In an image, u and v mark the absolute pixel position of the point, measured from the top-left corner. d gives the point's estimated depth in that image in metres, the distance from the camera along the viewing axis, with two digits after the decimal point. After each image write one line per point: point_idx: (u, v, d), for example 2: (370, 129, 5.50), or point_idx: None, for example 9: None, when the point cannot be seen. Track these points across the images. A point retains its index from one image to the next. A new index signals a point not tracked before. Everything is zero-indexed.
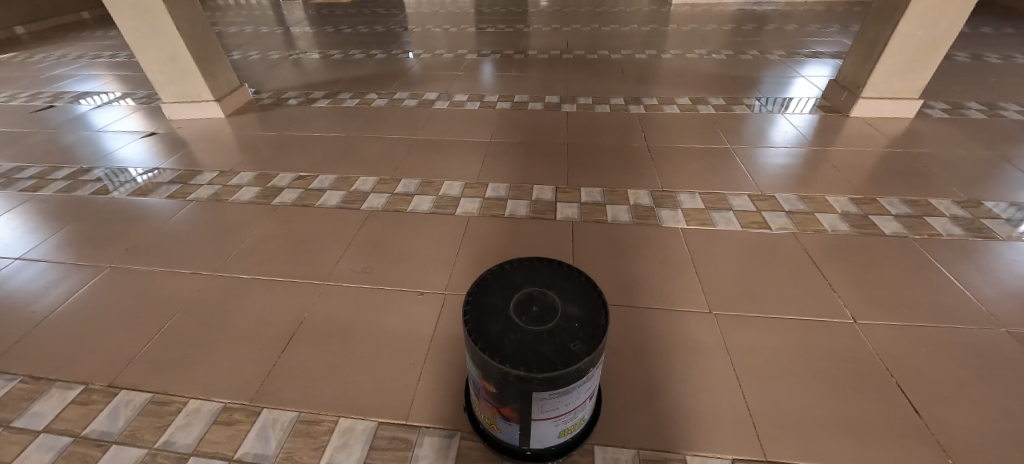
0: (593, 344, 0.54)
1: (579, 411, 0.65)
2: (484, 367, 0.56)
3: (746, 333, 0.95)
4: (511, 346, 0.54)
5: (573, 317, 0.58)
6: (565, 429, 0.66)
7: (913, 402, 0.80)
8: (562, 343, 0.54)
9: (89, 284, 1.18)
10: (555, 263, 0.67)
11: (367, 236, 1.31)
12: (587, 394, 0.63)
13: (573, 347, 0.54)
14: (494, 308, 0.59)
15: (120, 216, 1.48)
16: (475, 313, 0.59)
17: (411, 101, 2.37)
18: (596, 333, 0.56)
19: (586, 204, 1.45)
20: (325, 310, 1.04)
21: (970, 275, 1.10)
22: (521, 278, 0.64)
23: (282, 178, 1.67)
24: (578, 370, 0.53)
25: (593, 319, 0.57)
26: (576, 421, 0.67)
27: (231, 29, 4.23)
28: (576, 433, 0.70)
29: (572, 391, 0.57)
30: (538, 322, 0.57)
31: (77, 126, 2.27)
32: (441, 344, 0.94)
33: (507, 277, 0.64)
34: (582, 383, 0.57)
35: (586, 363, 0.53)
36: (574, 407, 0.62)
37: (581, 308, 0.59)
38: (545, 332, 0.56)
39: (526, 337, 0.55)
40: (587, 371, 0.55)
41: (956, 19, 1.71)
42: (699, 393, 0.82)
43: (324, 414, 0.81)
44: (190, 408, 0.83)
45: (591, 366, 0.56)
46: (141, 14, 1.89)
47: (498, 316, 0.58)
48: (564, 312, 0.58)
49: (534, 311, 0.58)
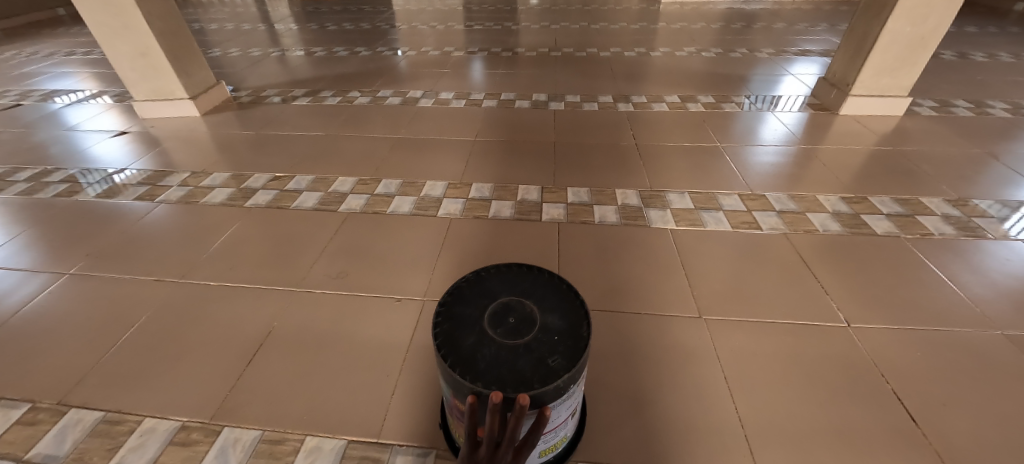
0: (574, 359, 0.50)
1: (562, 429, 0.61)
2: (456, 386, 0.51)
3: (736, 338, 0.92)
4: (484, 362, 0.49)
5: (553, 329, 0.53)
6: (547, 448, 0.62)
7: (910, 410, 0.77)
8: (540, 358, 0.50)
9: (44, 292, 1.10)
10: (534, 268, 0.63)
11: (343, 239, 1.25)
12: (569, 412, 0.58)
13: (552, 363, 0.49)
14: (467, 319, 0.55)
15: (84, 218, 1.40)
16: (447, 326, 0.54)
17: (395, 99, 2.31)
18: (579, 346, 0.52)
19: (573, 205, 1.40)
20: (295, 319, 0.98)
21: (965, 276, 1.07)
22: (498, 286, 0.59)
23: (257, 179, 1.60)
24: (557, 388, 0.49)
25: (574, 331, 0.53)
26: (558, 439, 0.62)
27: (213, 25, 4.13)
28: (560, 450, 0.67)
29: (558, 407, 0.53)
30: (516, 336, 0.52)
31: (46, 124, 2.18)
32: (418, 354, 0.89)
33: (484, 285, 0.60)
34: (563, 401, 0.54)
35: (565, 381, 0.49)
36: (555, 426, 0.58)
37: (562, 320, 0.55)
38: (523, 347, 0.51)
39: (501, 353, 0.50)
40: (568, 388, 0.51)
41: (945, 16, 1.70)
42: (689, 405, 0.79)
43: (289, 433, 0.75)
44: (145, 427, 0.77)
45: (573, 382, 0.52)
46: (110, 9, 1.81)
47: (472, 328, 0.53)
48: (544, 324, 0.54)
49: (510, 324, 0.53)
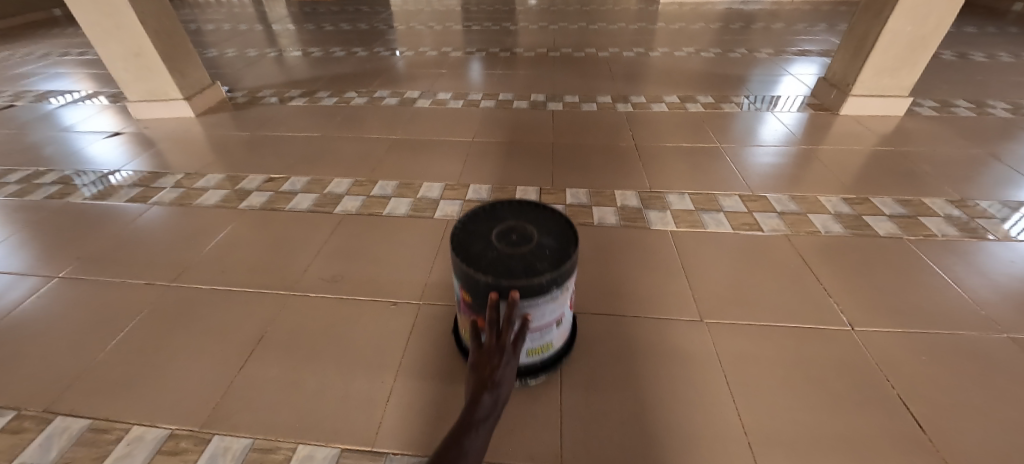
0: (559, 267, 0.58)
1: (548, 334, 0.70)
2: (462, 278, 0.61)
3: (738, 342, 0.90)
4: (485, 260, 0.58)
5: (547, 245, 0.61)
6: (534, 350, 0.72)
7: (917, 416, 0.75)
8: (531, 263, 0.58)
9: (33, 296, 1.08)
10: (550, 203, 0.68)
11: (338, 242, 1.23)
12: (555, 318, 0.68)
13: (539, 266, 0.57)
14: (478, 232, 0.64)
15: (75, 220, 1.38)
16: (461, 235, 0.64)
17: (392, 99, 2.29)
18: (567, 259, 0.59)
19: (572, 207, 1.38)
20: (288, 324, 0.96)
21: (969, 278, 1.06)
22: (509, 211, 0.68)
23: (251, 180, 1.58)
24: (541, 286, 0.57)
25: (565, 248, 0.61)
26: (545, 342, 0.72)
27: (209, 26, 4.11)
28: (547, 358, 0.77)
29: (543, 304, 0.62)
30: (515, 246, 0.61)
31: (39, 124, 2.15)
32: (413, 360, 0.87)
33: (498, 209, 0.68)
34: (548, 304, 0.63)
35: (549, 281, 0.58)
36: (541, 327, 0.67)
37: (557, 241, 0.62)
38: (518, 253, 0.59)
39: (500, 256, 0.59)
40: (552, 290, 0.59)
41: (945, 16, 1.69)
42: (691, 411, 0.77)
43: (281, 441, 0.73)
44: (132, 436, 0.75)
45: (557, 285, 0.60)
46: (102, 9, 1.79)
47: (480, 238, 0.62)
48: (541, 241, 0.62)
49: (513, 237, 0.62)
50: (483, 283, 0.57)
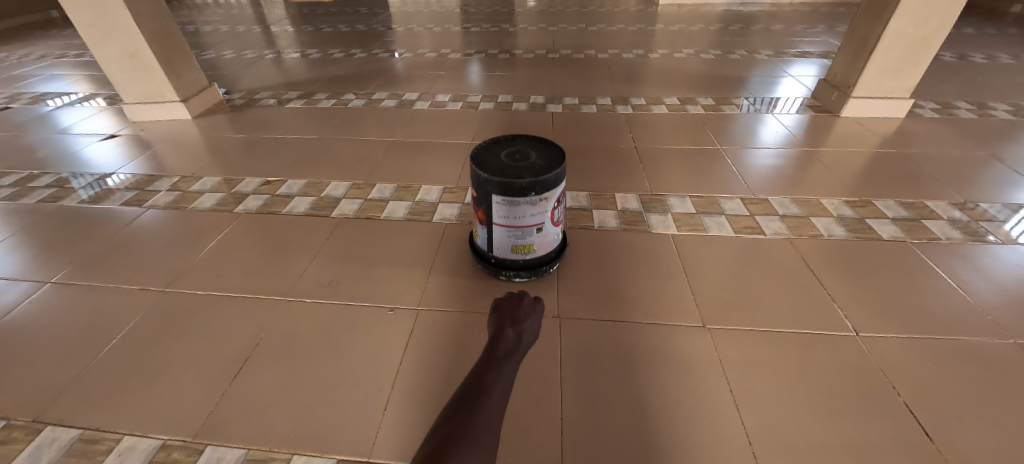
0: (537, 176, 0.86)
1: (530, 235, 0.98)
2: (475, 177, 0.93)
3: (741, 348, 0.89)
4: (491, 166, 0.90)
5: (536, 165, 0.90)
6: (519, 247, 1.00)
7: (925, 424, 0.74)
8: (519, 171, 0.88)
9: (24, 302, 1.06)
10: (551, 145, 0.98)
11: (335, 246, 1.22)
12: (536, 223, 0.95)
13: (523, 174, 0.87)
14: (495, 152, 0.96)
15: (68, 224, 1.36)
16: (484, 153, 0.96)
17: (391, 101, 2.27)
18: (544, 173, 0.87)
19: (572, 210, 1.37)
20: (284, 330, 0.95)
21: (974, 282, 1.05)
22: (521, 146, 0.99)
23: (247, 183, 1.56)
24: (521, 187, 0.86)
25: (547, 168, 0.89)
26: (528, 243, 0.99)
27: (207, 27, 4.09)
28: (529, 260, 1.03)
29: (522, 204, 0.90)
30: (514, 162, 0.91)
31: (34, 126, 2.13)
32: (411, 368, 0.85)
33: (514, 144, 0.99)
34: (528, 206, 0.91)
35: (526, 185, 0.86)
36: (524, 227, 0.95)
37: (545, 163, 0.91)
38: (514, 166, 0.89)
39: (501, 166, 0.90)
40: (529, 193, 0.88)
41: (947, 17, 1.68)
42: (693, 419, 0.75)
43: (276, 452, 0.71)
44: (123, 446, 0.73)
45: (534, 192, 0.88)
46: (97, 9, 1.77)
47: (494, 156, 0.94)
48: (533, 162, 0.91)
49: (515, 158, 0.93)
50: (485, 179, 0.89)
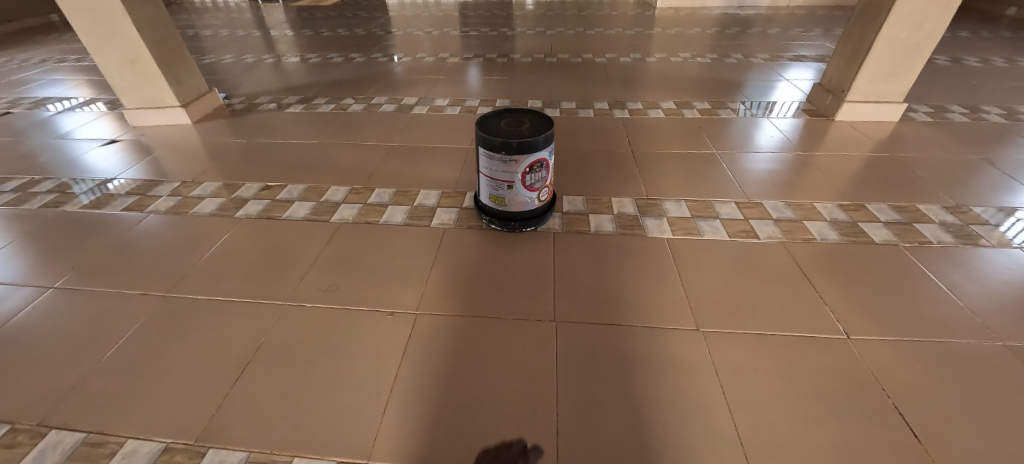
0: (510, 140, 1.09)
1: (503, 190, 1.21)
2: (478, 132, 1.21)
3: (734, 351, 0.90)
4: (489, 125, 1.17)
5: (519, 133, 1.12)
6: (496, 198, 1.24)
7: (913, 427, 0.75)
8: (503, 133, 1.12)
9: (27, 307, 1.07)
10: (548, 122, 1.16)
11: (335, 251, 1.23)
12: (508, 180, 1.18)
13: (502, 136, 1.11)
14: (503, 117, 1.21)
15: (70, 229, 1.37)
16: (496, 116, 1.22)
17: (390, 106, 2.29)
18: (518, 139, 1.10)
19: (569, 214, 1.39)
20: (284, 335, 0.96)
21: (964, 285, 1.06)
22: (528, 117, 1.20)
23: (247, 188, 1.58)
24: (496, 144, 1.11)
25: (524, 136, 1.10)
26: (502, 195, 1.22)
27: (207, 32, 4.12)
28: (501, 212, 1.27)
29: (497, 160, 1.14)
30: (508, 127, 1.15)
31: (35, 131, 2.15)
32: (409, 371, 0.87)
33: (524, 115, 1.22)
34: (502, 164, 1.15)
35: (499, 144, 1.10)
36: (499, 181, 1.19)
37: (528, 134, 1.12)
38: (503, 129, 1.14)
39: (495, 126, 1.15)
40: (501, 151, 1.12)
41: (939, 23, 1.70)
42: (686, 422, 0.77)
43: (277, 455, 0.73)
44: (127, 449, 0.75)
45: (505, 152, 1.11)
46: (99, 16, 1.79)
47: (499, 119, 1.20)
48: (520, 131, 1.13)
49: (512, 124, 1.16)
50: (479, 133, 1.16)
